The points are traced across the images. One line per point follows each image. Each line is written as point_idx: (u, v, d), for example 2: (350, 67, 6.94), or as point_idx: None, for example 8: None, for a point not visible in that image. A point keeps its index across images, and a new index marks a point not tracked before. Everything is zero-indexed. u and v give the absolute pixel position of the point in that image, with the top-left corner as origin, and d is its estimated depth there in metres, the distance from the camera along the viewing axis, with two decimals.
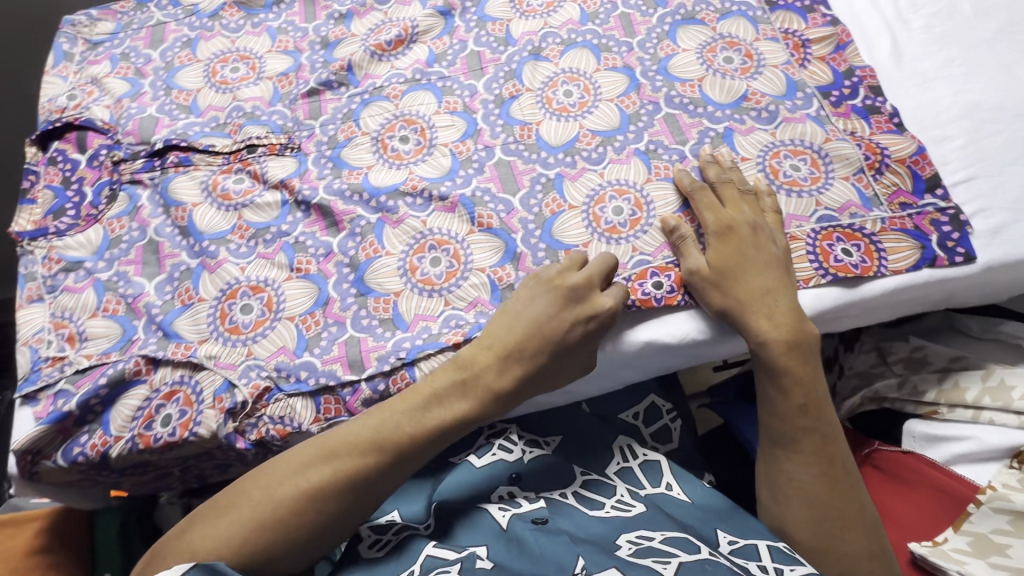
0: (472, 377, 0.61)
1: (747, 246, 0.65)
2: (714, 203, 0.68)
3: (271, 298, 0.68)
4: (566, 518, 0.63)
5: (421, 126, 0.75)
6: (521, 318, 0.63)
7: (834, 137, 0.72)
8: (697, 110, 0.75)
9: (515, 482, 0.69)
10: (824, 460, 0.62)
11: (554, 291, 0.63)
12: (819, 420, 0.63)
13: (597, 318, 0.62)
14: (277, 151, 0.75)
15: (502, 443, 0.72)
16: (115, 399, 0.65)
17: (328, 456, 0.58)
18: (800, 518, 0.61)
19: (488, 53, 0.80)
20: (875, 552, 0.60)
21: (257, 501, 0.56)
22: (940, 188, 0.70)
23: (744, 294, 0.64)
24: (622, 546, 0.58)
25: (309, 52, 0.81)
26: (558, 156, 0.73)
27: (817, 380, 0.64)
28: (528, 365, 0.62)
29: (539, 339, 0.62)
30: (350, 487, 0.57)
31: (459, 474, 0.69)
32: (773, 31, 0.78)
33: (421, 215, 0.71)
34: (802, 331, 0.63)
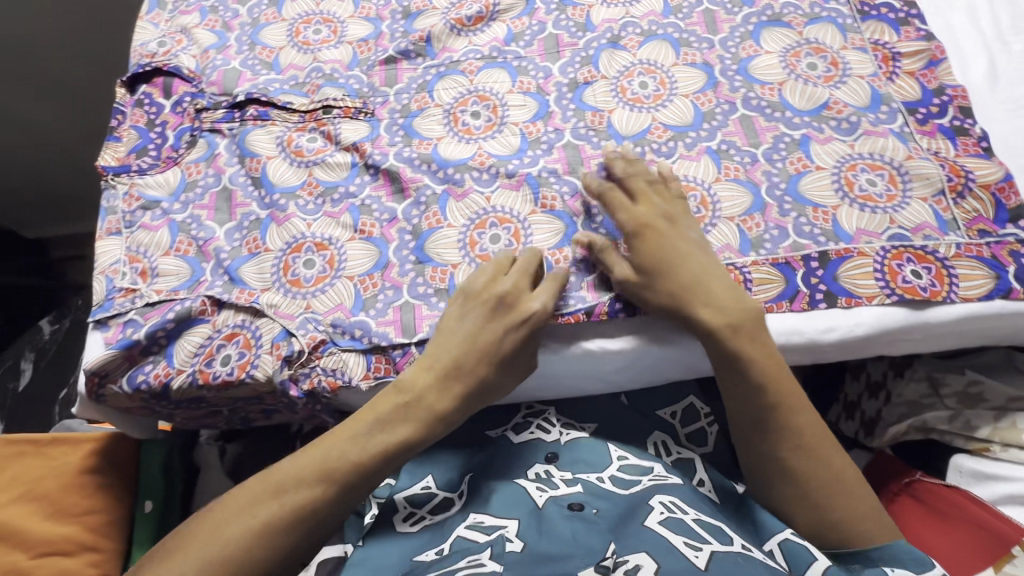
0: (413, 401, 0.62)
1: (665, 245, 0.64)
2: (624, 202, 0.67)
3: (334, 256, 0.70)
4: (602, 501, 0.63)
5: (494, 103, 0.76)
6: (454, 333, 0.64)
7: (916, 156, 0.70)
8: (775, 114, 0.73)
9: (552, 460, 0.71)
10: (795, 434, 0.62)
11: (482, 304, 0.64)
12: (785, 394, 0.63)
13: (528, 325, 0.64)
14: (351, 114, 0.77)
15: (541, 423, 0.76)
16: (180, 334, 0.68)
17: (274, 492, 0.58)
18: (786, 495, 0.62)
19: (565, 38, 0.79)
20: (866, 515, 0.61)
21: (207, 544, 0.56)
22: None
23: (673, 287, 0.63)
24: (655, 507, 0.61)
25: (390, 20, 0.83)
26: (628, 146, 0.73)
27: (774, 353, 0.64)
28: (468, 375, 0.63)
29: (475, 351, 0.63)
30: (304, 521, 0.58)
31: (498, 450, 0.73)
32: (862, 41, 0.76)
33: (486, 190, 0.71)
34: (745, 308, 0.63)
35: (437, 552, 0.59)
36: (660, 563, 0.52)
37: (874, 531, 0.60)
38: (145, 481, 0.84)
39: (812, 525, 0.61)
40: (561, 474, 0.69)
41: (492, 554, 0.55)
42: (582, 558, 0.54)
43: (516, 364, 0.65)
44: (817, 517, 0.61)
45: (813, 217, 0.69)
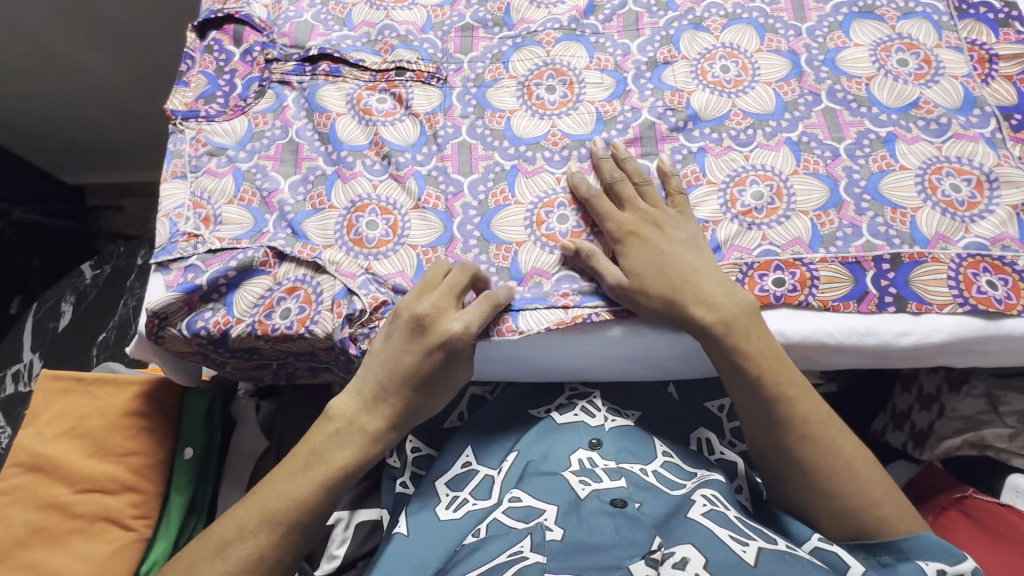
0: (346, 426, 0.62)
1: (658, 253, 0.63)
2: (611, 208, 0.66)
3: (397, 222, 0.69)
4: (647, 497, 0.61)
5: (570, 79, 0.74)
6: (375, 357, 0.62)
7: (1006, 163, 0.67)
8: (860, 110, 0.71)
9: (596, 447, 0.69)
10: (798, 427, 0.61)
11: (401, 327, 0.61)
12: (787, 386, 0.61)
13: (447, 345, 0.60)
14: (424, 78, 0.75)
15: (586, 407, 0.74)
16: (240, 283, 0.67)
17: (218, 550, 0.58)
18: (804, 498, 0.61)
19: (646, 15, 0.77)
20: (880, 501, 0.60)
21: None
22: None
23: (666, 291, 0.62)
24: (697, 501, 0.60)
25: None
26: (704, 131, 0.71)
27: (772, 343, 0.62)
28: (396, 390, 0.61)
29: (397, 376, 0.61)
30: (252, 570, 0.58)
31: (541, 429, 0.72)
32: (958, 40, 0.73)
33: (557, 172, 0.70)
34: (737, 301, 0.61)
35: (475, 534, 0.61)
36: (707, 556, 0.51)
37: (889, 521, 0.59)
38: (187, 432, 0.85)
39: (827, 515, 0.61)
40: (605, 463, 0.67)
41: (532, 546, 0.55)
42: (626, 549, 0.54)
43: (442, 384, 0.63)
44: (834, 512, 0.60)
45: (891, 217, 0.66)
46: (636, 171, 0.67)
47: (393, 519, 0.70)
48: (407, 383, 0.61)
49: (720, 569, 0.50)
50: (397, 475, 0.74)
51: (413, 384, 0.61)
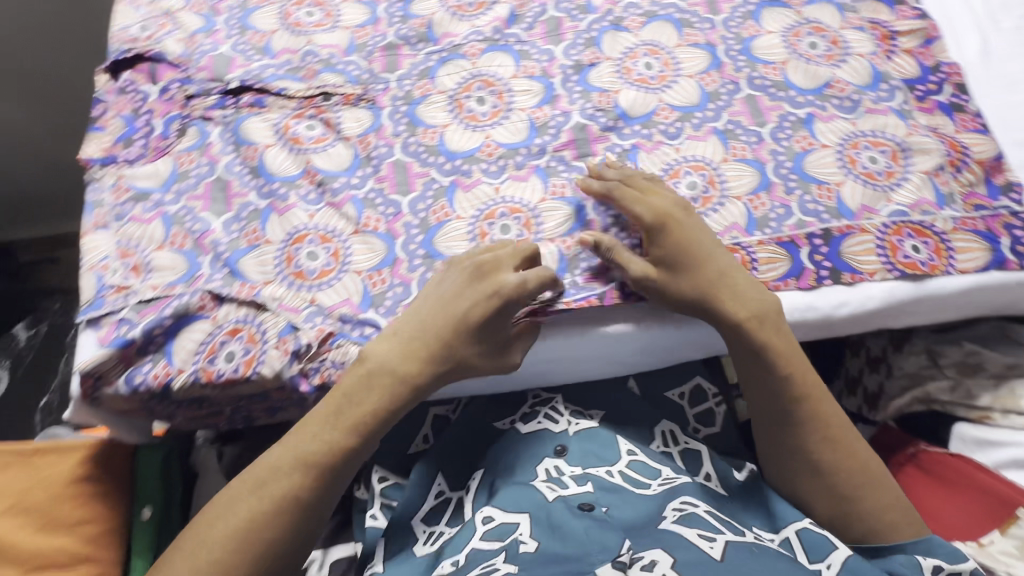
0: (377, 368, 0.60)
1: (697, 241, 0.64)
2: (635, 197, 0.65)
3: (339, 249, 0.67)
4: (612, 501, 0.63)
5: (499, 89, 0.74)
6: (424, 301, 0.63)
7: (915, 132, 0.71)
8: (778, 94, 0.74)
9: (562, 454, 0.71)
10: (819, 425, 0.63)
11: (458, 275, 0.63)
12: (805, 388, 0.63)
13: (501, 292, 0.61)
14: (352, 101, 0.74)
15: (548, 413, 0.75)
16: (178, 331, 0.64)
17: (257, 487, 0.57)
18: (813, 496, 0.63)
19: (567, 20, 0.79)
20: (891, 506, 0.61)
21: (191, 553, 0.55)
22: (1016, 192, 0.68)
23: (700, 283, 0.63)
24: (668, 515, 0.60)
25: (387, 4, 0.81)
26: (635, 127, 0.72)
27: (795, 344, 0.64)
28: (438, 337, 0.61)
29: (445, 318, 0.61)
30: (288, 510, 0.57)
31: (506, 442, 0.73)
32: (860, 20, 0.77)
33: (495, 182, 0.70)
34: (767, 301, 0.63)
35: (453, 563, 0.59)
36: (676, 557, 0.51)
37: (899, 528, 0.61)
38: (142, 488, 0.81)
39: (835, 516, 0.63)
40: (571, 470, 0.69)
41: (505, 558, 0.56)
42: (597, 554, 0.55)
43: (488, 337, 0.62)
44: (843, 515, 0.62)
45: (817, 194, 0.69)
46: (625, 168, 0.68)
47: (368, 556, 0.70)
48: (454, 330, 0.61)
49: (689, 567, 0.50)
50: (367, 508, 0.74)
51: (462, 330, 0.61)
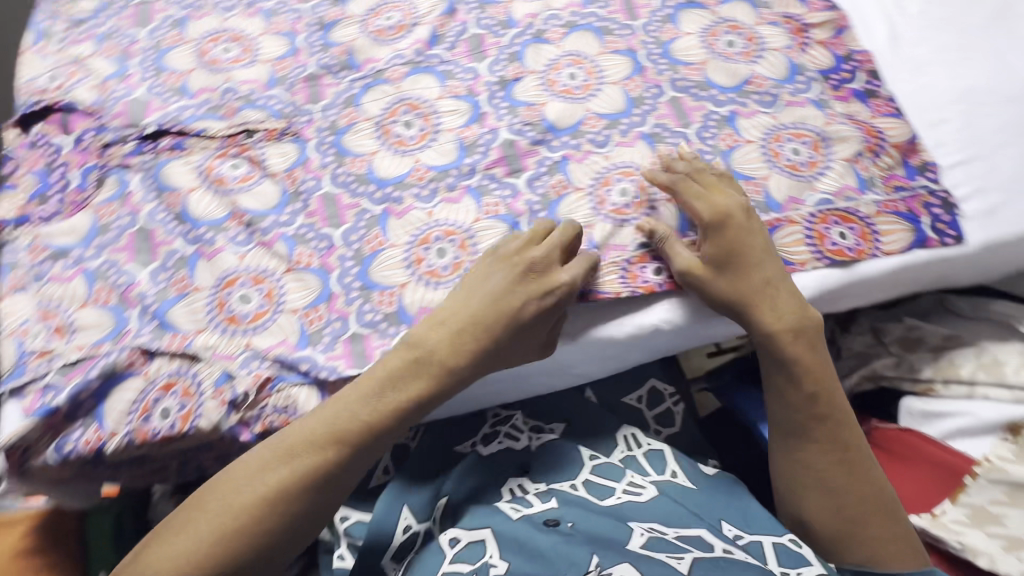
0: (423, 357, 0.61)
1: (754, 237, 0.65)
2: (700, 192, 0.66)
3: (272, 289, 0.66)
4: (576, 510, 0.67)
5: (425, 111, 0.74)
6: (475, 293, 0.62)
7: (834, 121, 0.73)
8: (701, 94, 0.75)
9: (525, 472, 0.73)
10: (839, 447, 0.65)
11: (509, 269, 0.63)
12: (829, 409, 0.66)
13: (553, 293, 0.62)
14: (275, 136, 0.73)
15: (509, 432, 0.76)
16: (108, 392, 0.61)
17: (286, 457, 0.58)
18: (822, 513, 0.65)
19: (488, 37, 0.79)
20: (898, 537, 0.64)
21: (215, 513, 0.56)
22: (932, 171, 0.71)
23: (742, 288, 0.64)
24: (635, 533, 0.65)
25: (305, 34, 0.79)
26: (563, 139, 0.72)
27: (825, 367, 0.67)
28: (486, 336, 0.61)
29: (494, 314, 0.61)
30: (315, 482, 0.58)
31: (467, 465, 0.73)
32: (774, 16, 0.79)
33: (427, 206, 0.69)
34: (809, 318, 0.65)
35: None
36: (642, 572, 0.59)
37: (893, 555, 0.63)
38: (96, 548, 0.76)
39: (842, 539, 0.65)
40: (536, 487, 0.71)
41: None
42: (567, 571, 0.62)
43: (534, 336, 0.63)
44: (848, 539, 0.64)
45: (745, 190, 0.70)
46: (698, 163, 0.68)
47: None
48: (506, 331, 0.61)
49: None
50: (333, 548, 0.73)
51: (507, 329, 0.61)
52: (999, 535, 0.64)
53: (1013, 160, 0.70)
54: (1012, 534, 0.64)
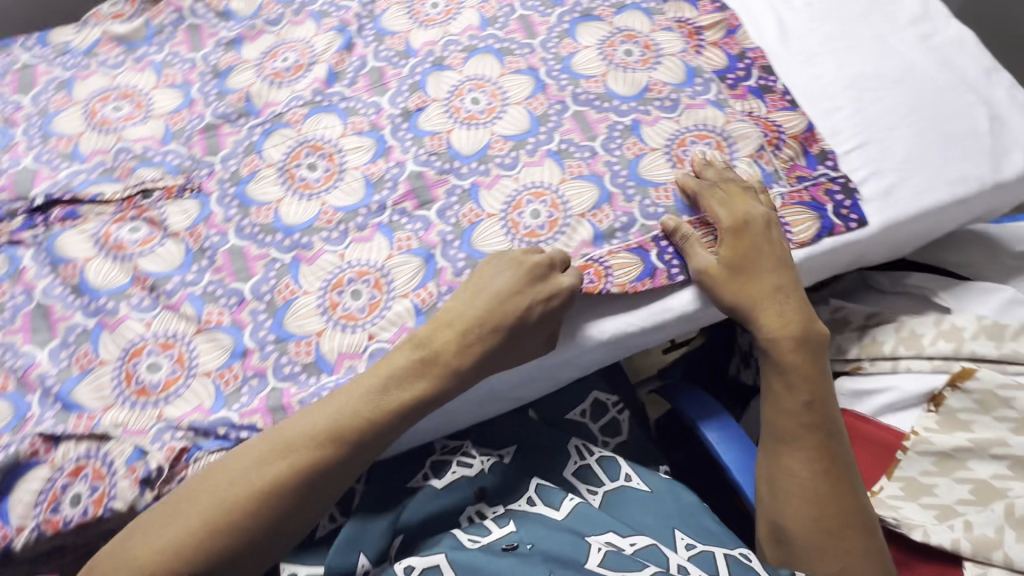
0: (430, 358, 0.61)
1: (767, 241, 0.67)
2: (724, 199, 0.68)
3: (183, 354, 0.63)
4: (532, 528, 0.66)
5: (329, 151, 0.73)
6: (482, 292, 0.63)
7: (733, 119, 0.74)
8: (604, 106, 0.75)
9: (482, 497, 0.72)
10: (828, 458, 0.65)
11: (518, 268, 0.64)
12: (823, 417, 0.66)
13: (558, 297, 0.63)
14: (174, 193, 0.71)
15: (462, 459, 0.75)
16: (12, 485, 0.58)
17: (284, 451, 0.57)
18: (803, 522, 0.64)
19: (388, 68, 0.78)
20: (871, 552, 0.63)
21: (207, 505, 0.55)
22: (830, 160, 0.73)
23: (755, 291, 0.66)
24: (594, 546, 0.64)
25: (200, 83, 0.78)
26: (471, 165, 0.72)
27: (822, 377, 0.68)
28: (486, 336, 0.62)
29: (501, 314, 0.62)
30: (312, 476, 0.57)
31: (421, 500, 0.71)
32: (668, 21, 0.80)
33: (338, 248, 0.68)
34: (811, 330, 0.67)
35: None
36: None
37: (862, 568, 0.62)
38: None
39: (817, 550, 0.63)
40: (494, 510, 0.70)
41: None
42: None
43: (540, 338, 0.64)
44: (823, 550, 0.63)
45: (656, 197, 0.71)
46: (728, 172, 0.70)
47: None
48: (509, 334, 0.62)
49: None
50: None
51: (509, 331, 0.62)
52: (932, 506, 0.65)
53: (905, 140, 0.72)
54: (943, 503, 0.65)
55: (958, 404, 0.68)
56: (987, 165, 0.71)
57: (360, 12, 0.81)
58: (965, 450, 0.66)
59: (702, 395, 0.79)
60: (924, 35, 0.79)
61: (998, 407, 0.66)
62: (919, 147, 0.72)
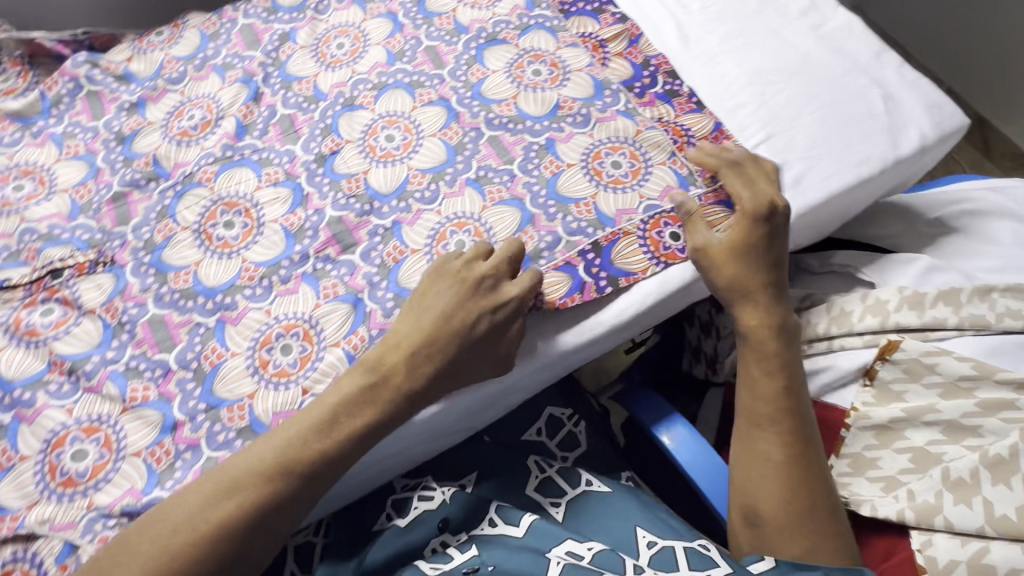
0: (382, 380, 0.61)
1: (777, 236, 0.68)
2: (749, 184, 0.69)
3: (110, 437, 0.61)
4: (494, 551, 0.65)
5: (245, 206, 0.72)
6: (431, 311, 0.63)
7: (644, 127, 0.76)
8: (517, 128, 0.76)
9: (445, 528, 0.69)
10: (798, 442, 0.65)
11: (460, 284, 0.64)
12: (797, 404, 0.66)
13: (504, 309, 0.64)
14: (87, 269, 0.69)
15: (423, 494, 0.73)
16: None
17: (228, 491, 0.55)
18: (773, 505, 0.63)
19: (299, 114, 0.77)
20: (838, 531, 0.62)
21: (149, 556, 0.53)
22: None
23: (754, 273, 0.67)
24: (553, 561, 0.63)
25: (104, 151, 0.76)
26: (392, 203, 0.72)
27: (795, 361, 0.68)
28: (440, 354, 0.62)
29: (448, 332, 0.62)
30: (259, 514, 0.56)
31: (385, 541, 0.69)
32: (572, 37, 0.82)
33: (263, 305, 0.67)
34: (787, 320, 0.68)
35: None
36: None
37: (828, 551, 0.61)
38: None
39: (787, 531, 0.62)
40: (457, 538, 0.68)
41: None
42: None
43: (495, 351, 0.64)
44: (793, 532, 0.62)
45: (578, 212, 0.71)
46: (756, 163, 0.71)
47: None
48: (456, 350, 0.62)
49: None
50: None
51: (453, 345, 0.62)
52: (877, 478, 0.67)
53: (809, 128, 0.75)
54: (887, 474, 0.66)
55: (888, 375, 0.69)
56: (886, 143, 0.74)
57: (264, 60, 0.81)
58: (901, 420, 0.67)
59: (655, 398, 0.78)
60: (815, 25, 0.82)
61: (925, 373, 0.68)
62: (821, 134, 0.75)
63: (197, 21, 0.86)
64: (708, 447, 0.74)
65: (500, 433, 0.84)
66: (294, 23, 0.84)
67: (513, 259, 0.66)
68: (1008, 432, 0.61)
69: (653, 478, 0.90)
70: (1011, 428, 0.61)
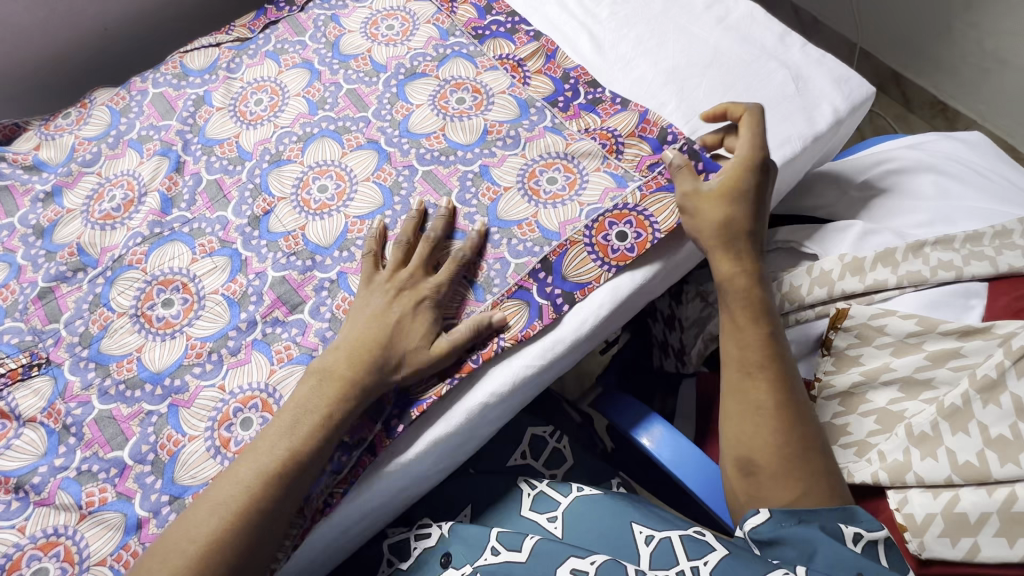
0: (326, 375, 0.61)
1: (767, 184, 0.69)
2: (751, 136, 0.68)
3: (70, 549, 0.58)
4: None
5: (182, 282, 0.69)
6: (358, 320, 0.64)
7: (573, 140, 0.76)
8: (449, 159, 0.76)
9: (448, 562, 0.66)
10: (787, 389, 0.63)
11: (380, 291, 0.65)
12: (779, 349, 0.65)
13: (424, 301, 0.65)
14: (21, 375, 0.66)
15: (419, 531, 0.70)
16: None
17: (214, 508, 0.55)
18: (767, 451, 0.61)
19: (226, 178, 0.76)
20: (830, 470, 0.61)
21: None
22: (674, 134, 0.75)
23: (743, 220, 0.67)
24: None
25: (24, 248, 0.73)
26: (334, 255, 0.70)
27: (772, 311, 0.67)
28: (372, 350, 0.62)
29: (378, 333, 0.63)
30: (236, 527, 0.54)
31: None
32: (490, 61, 0.82)
33: (216, 380, 0.64)
34: (760, 268, 0.68)
35: None
36: None
37: (823, 491, 0.60)
38: None
39: (783, 477, 0.61)
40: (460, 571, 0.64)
41: None
42: None
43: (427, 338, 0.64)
44: (790, 477, 0.61)
45: (521, 234, 0.71)
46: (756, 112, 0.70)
47: None
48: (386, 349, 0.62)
49: None
50: None
51: (396, 345, 0.63)
52: (850, 444, 0.69)
53: None
54: (858, 439, 0.68)
55: (842, 342, 0.72)
56: (802, 122, 0.77)
57: (182, 128, 0.79)
58: (861, 383, 0.69)
59: (628, 399, 0.78)
60: (720, 17, 0.85)
61: (876, 335, 0.70)
62: None
63: (105, 97, 0.83)
64: (689, 443, 0.73)
65: (484, 462, 0.84)
66: (208, 85, 0.82)
67: (446, 225, 0.71)
68: (958, 381, 0.64)
69: (647, 478, 0.89)
70: (960, 375, 0.64)
